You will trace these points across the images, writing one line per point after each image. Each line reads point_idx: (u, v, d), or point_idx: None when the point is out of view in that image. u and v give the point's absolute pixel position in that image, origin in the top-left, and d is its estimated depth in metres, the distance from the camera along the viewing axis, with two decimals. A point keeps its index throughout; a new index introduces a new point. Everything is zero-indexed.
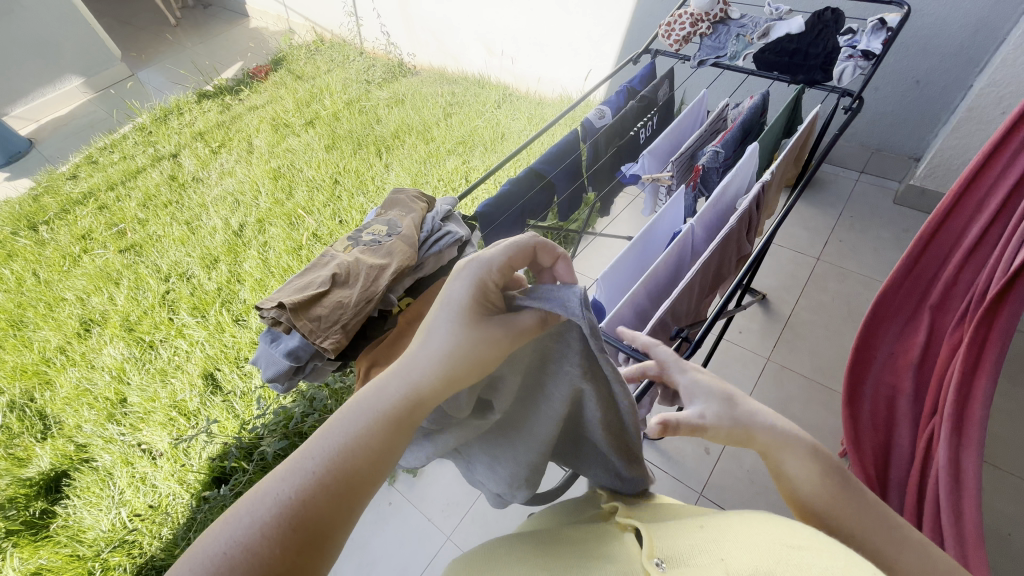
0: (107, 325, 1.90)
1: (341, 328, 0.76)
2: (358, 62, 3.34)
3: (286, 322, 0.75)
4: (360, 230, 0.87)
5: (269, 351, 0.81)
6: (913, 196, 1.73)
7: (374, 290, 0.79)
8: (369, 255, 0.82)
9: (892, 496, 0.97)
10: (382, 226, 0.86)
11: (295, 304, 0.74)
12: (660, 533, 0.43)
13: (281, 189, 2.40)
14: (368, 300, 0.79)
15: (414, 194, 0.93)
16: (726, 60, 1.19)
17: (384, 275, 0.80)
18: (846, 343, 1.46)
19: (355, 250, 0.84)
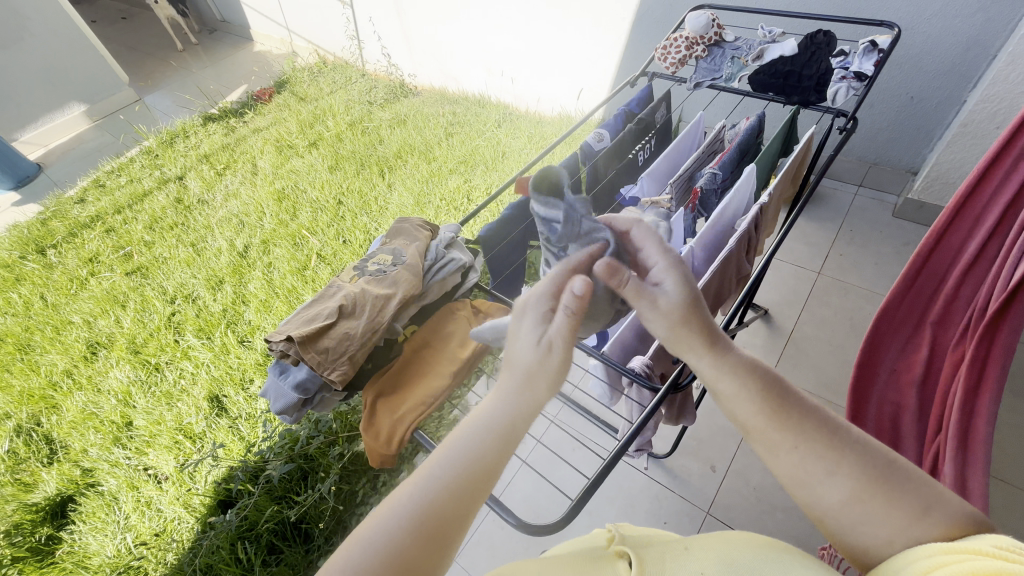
0: (114, 348, 1.92)
1: (348, 359, 0.76)
2: (359, 83, 3.40)
3: (294, 355, 0.75)
4: (366, 259, 0.86)
5: (278, 383, 0.81)
6: (911, 210, 1.74)
7: (380, 320, 0.79)
8: (376, 285, 0.81)
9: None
10: (387, 255, 0.86)
11: (303, 337, 0.74)
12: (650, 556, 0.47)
13: (286, 210, 2.43)
14: (374, 331, 0.79)
15: (419, 221, 0.92)
16: (721, 82, 1.22)
17: (390, 304, 0.80)
18: (849, 357, 1.46)
19: (361, 280, 0.83)
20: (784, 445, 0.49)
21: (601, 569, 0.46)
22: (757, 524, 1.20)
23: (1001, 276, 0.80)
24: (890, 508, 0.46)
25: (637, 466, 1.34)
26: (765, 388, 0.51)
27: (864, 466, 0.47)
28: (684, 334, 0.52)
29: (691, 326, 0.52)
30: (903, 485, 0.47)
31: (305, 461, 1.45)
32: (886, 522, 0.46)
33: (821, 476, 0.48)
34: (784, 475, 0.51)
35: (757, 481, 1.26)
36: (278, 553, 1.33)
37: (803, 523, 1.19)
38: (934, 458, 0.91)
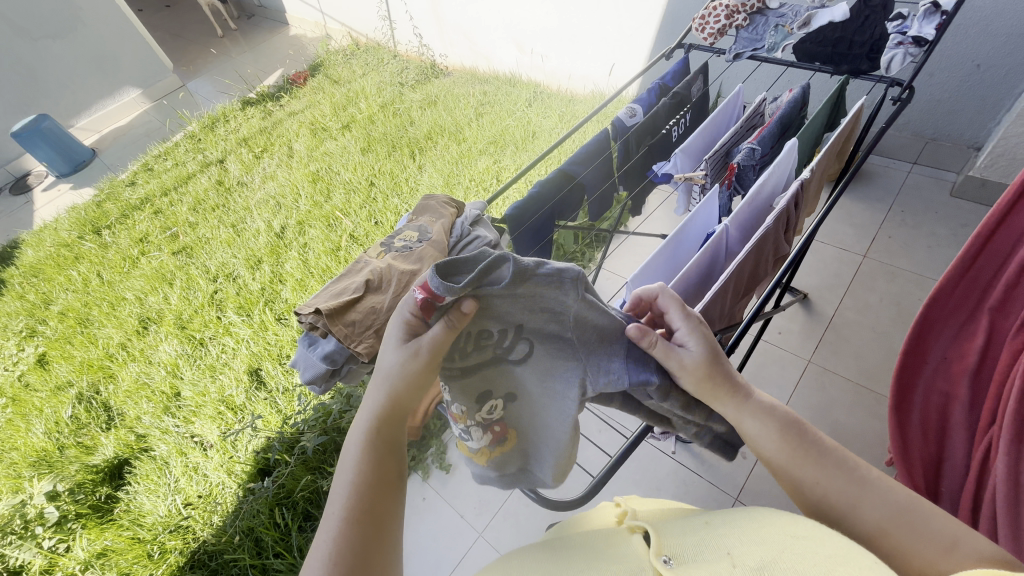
0: (163, 323, 2.03)
1: (374, 333, 0.78)
2: (391, 64, 3.40)
3: (322, 327, 0.77)
4: (392, 236, 0.85)
5: (308, 355, 0.83)
6: (972, 189, 1.62)
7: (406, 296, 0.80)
8: (401, 261, 0.81)
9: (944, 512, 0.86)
10: (413, 232, 0.84)
11: (330, 309, 0.75)
12: (668, 535, 0.45)
13: (320, 192, 2.49)
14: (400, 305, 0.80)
15: (444, 198, 0.90)
16: (763, 52, 1.14)
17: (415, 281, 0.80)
18: (895, 345, 1.38)
19: (388, 257, 0.83)
20: (804, 479, 0.50)
21: (617, 546, 0.45)
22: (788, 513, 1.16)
23: None
24: (918, 543, 0.44)
25: (665, 450, 1.32)
26: (786, 429, 0.51)
27: (886, 500, 0.47)
28: (716, 386, 0.53)
29: (715, 385, 0.53)
30: (927, 521, 0.45)
31: (338, 434, 1.50)
32: (917, 556, 0.44)
33: (848, 509, 0.47)
34: (810, 510, 0.50)
35: None
36: (313, 519, 1.39)
37: None
38: (985, 451, 0.80)
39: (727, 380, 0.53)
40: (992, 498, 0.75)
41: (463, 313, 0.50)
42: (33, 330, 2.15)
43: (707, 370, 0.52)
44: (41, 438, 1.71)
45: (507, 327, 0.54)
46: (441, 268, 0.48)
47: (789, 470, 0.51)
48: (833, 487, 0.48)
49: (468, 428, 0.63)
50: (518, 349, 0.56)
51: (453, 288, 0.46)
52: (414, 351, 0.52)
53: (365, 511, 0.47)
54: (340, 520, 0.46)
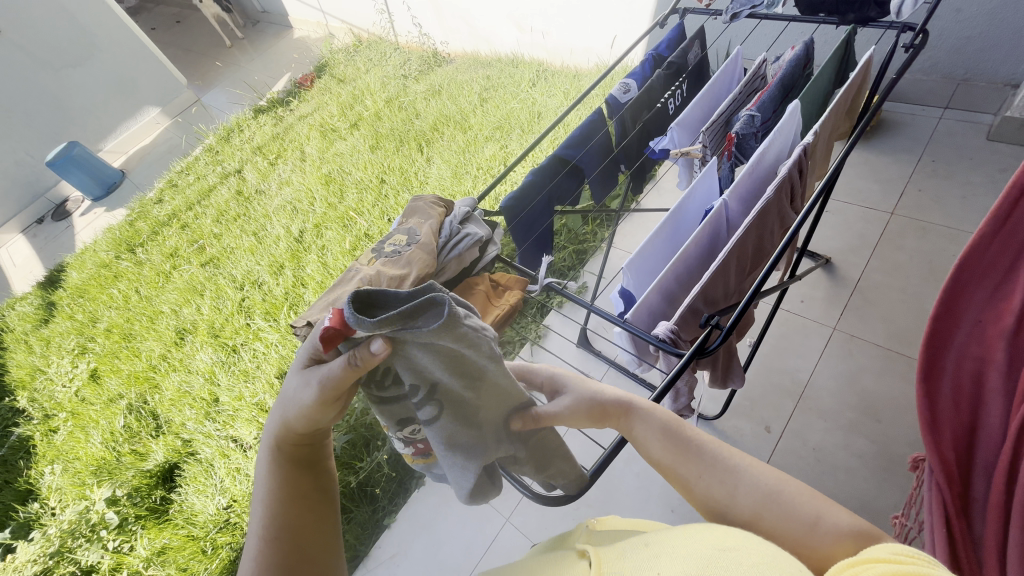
0: (198, 333, 2.14)
1: None
2: (394, 57, 3.38)
3: None
4: (381, 241, 0.74)
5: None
6: (1011, 130, 1.49)
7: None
8: (390, 266, 0.70)
9: (977, 483, 0.81)
10: (402, 235, 0.74)
11: None
12: (609, 557, 0.45)
13: (334, 193, 2.53)
14: None
15: (432, 199, 0.80)
16: (762, 10, 1.07)
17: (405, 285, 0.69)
18: (927, 306, 1.31)
19: (378, 263, 0.71)
20: (690, 477, 0.51)
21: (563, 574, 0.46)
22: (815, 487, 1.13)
23: None
24: (788, 526, 0.46)
25: None
26: (666, 430, 0.53)
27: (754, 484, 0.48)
28: (603, 413, 0.56)
29: (599, 410, 0.56)
30: (797, 504, 0.46)
31: (365, 430, 1.55)
32: (788, 539, 0.45)
33: (730, 501, 0.49)
34: (697, 507, 0.51)
35: (816, 441, 1.19)
36: (347, 512, 1.41)
37: (868, 484, 1.11)
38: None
39: (614, 400, 0.56)
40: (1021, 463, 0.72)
41: (373, 355, 0.46)
42: (84, 347, 2.29)
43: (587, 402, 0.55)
44: (99, 448, 1.83)
45: (419, 384, 0.52)
46: (362, 296, 0.43)
47: (674, 468, 0.52)
48: (710, 480, 0.50)
49: (394, 438, 0.66)
50: (426, 411, 0.54)
51: (368, 322, 0.41)
52: (308, 381, 0.49)
53: (284, 528, 0.49)
54: (257, 544, 0.48)
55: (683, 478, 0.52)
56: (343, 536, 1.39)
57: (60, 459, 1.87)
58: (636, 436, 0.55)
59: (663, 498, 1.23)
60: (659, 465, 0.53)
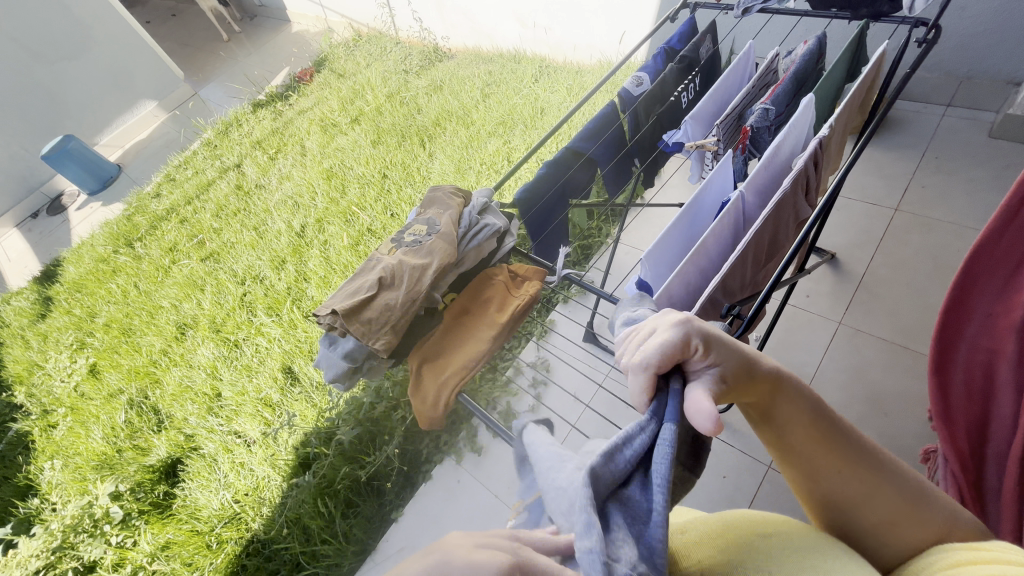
0: (198, 328, 2.12)
1: (391, 329, 0.66)
2: (395, 52, 3.36)
3: (341, 328, 0.66)
4: (401, 231, 0.75)
5: (328, 354, 0.74)
6: (1013, 127, 1.51)
7: (420, 291, 0.68)
8: (411, 256, 0.70)
9: (989, 472, 0.82)
10: (422, 225, 0.74)
11: (346, 309, 0.64)
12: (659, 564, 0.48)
13: (335, 188, 2.52)
14: (415, 300, 0.67)
15: (451, 188, 0.81)
16: (774, 4, 1.08)
17: (427, 274, 0.68)
18: (933, 300, 1.33)
19: (398, 253, 0.71)
20: (829, 470, 0.48)
21: None
22: None
23: None
24: (916, 532, 0.48)
25: None
26: (818, 417, 0.48)
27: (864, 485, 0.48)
28: (748, 383, 0.47)
29: (751, 380, 0.47)
30: (930, 507, 0.48)
31: (371, 424, 1.54)
32: (908, 539, 0.48)
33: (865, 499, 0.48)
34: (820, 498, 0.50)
35: None
36: (354, 506, 1.45)
37: None
38: None
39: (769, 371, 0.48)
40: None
41: None
42: (83, 342, 2.27)
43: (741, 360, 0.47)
44: (100, 443, 1.82)
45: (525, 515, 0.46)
46: None
47: (815, 459, 0.48)
48: (855, 478, 0.48)
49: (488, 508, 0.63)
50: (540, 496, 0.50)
51: None
52: None
53: None
54: None
55: (821, 472, 0.48)
56: (351, 529, 1.39)
57: (60, 455, 1.86)
58: (781, 417, 0.48)
59: None
60: (798, 452, 0.48)
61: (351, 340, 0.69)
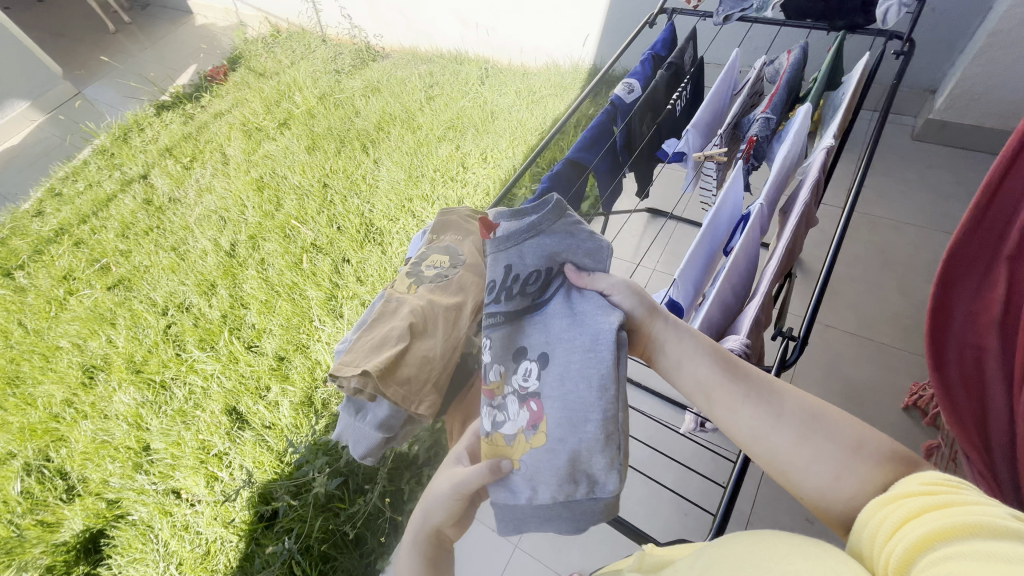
0: (112, 370, 1.80)
1: (435, 387, 0.57)
2: (322, 50, 3.11)
3: (371, 392, 0.55)
4: (419, 262, 0.65)
5: (356, 424, 0.63)
6: (933, 131, 1.68)
7: (459, 336, 0.59)
8: (442, 294, 0.60)
9: (998, 465, 0.86)
10: (444, 254, 0.65)
11: (380, 369, 0.54)
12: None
13: (269, 200, 2.27)
14: (457, 348, 0.58)
15: (468, 210, 0.70)
16: (752, 13, 1.08)
17: (464, 315, 0.60)
18: (887, 292, 1.43)
19: (424, 290, 0.61)
20: (794, 454, 0.48)
21: None
22: None
23: None
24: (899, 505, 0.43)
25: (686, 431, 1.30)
26: (771, 405, 0.50)
27: (797, 412, 0.49)
28: (721, 365, 0.53)
29: (719, 365, 0.53)
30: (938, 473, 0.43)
31: (344, 465, 1.39)
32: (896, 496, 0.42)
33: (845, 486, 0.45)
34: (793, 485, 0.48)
35: None
36: (331, 561, 1.29)
37: None
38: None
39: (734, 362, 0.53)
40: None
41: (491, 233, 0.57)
42: None
43: (707, 350, 0.54)
44: None
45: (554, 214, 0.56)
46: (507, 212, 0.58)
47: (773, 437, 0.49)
48: (827, 459, 0.46)
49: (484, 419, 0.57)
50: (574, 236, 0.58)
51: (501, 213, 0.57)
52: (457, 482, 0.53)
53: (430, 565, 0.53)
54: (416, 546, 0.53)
55: (790, 453, 0.48)
56: None
57: None
58: (739, 405, 0.51)
59: (675, 502, 1.23)
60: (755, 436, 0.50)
61: (382, 404, 0.59)
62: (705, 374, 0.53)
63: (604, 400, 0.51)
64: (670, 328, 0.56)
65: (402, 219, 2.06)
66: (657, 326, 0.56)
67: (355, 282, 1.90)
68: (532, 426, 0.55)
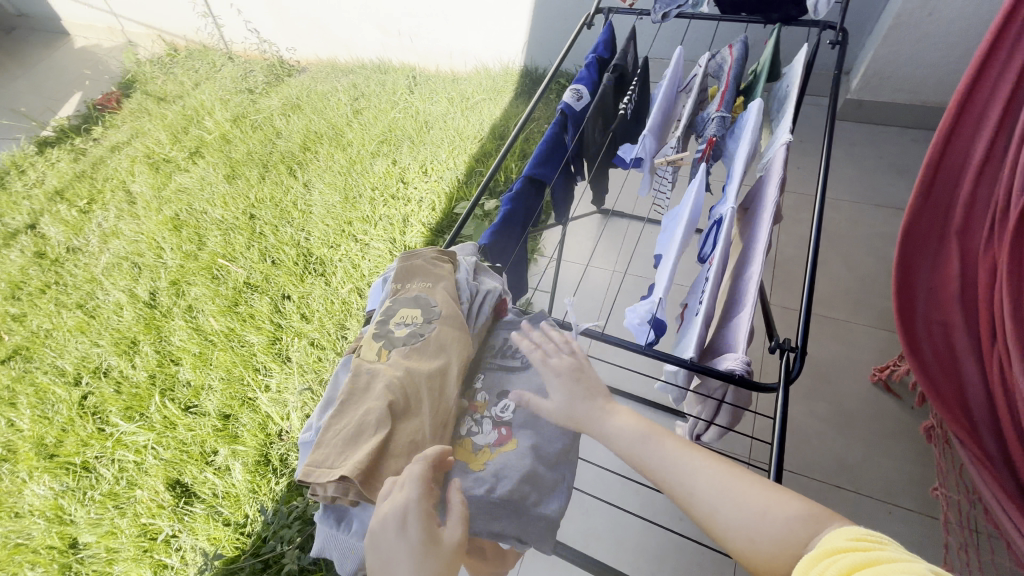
0: (18, 459, 1.53)
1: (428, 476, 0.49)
2: (229, 68, 2.85)
3: (354, 497, 0.47)
4: (386, 322, 0.58)
5: (340, 535, 0.54)
6: (851, 110, 1.77)
7: (447, 407, 0.52)
8: (419, 360, 0.54)
9: (985, 439, 0.91)
10: (413, 309, 0.58)
11: (360, 468, 0.46)
12: None
13: (188, 238, 2.05)
14: (445, 423, 0.51)
15: (433, 253, 0.64)
16: (689, 9, 1.07)
17: (449, 381, 0.54)
18: (833, 268, 1.50)
19: (396, 357, 0.54)
20: (712, 511, 0.45)
21: None
22: (797, 455, 1.22)
23: (1015, 176, 0.85)
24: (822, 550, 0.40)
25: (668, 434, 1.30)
26: (682, 461, 0.48)
27: (709, 484, 0.46)
28: (631, 425, 0.52)
29: (628, 426, 0.52)
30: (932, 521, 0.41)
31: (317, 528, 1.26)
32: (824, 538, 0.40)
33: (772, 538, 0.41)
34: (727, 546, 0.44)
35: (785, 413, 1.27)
36: None
37: (836, 442, 1.23)
38: (999, 368, 0.87)
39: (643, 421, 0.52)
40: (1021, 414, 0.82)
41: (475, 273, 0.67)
42: None
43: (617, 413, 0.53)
44: None
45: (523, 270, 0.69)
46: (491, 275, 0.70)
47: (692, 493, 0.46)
48: (745, 513, 0.43)
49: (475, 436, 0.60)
50: None
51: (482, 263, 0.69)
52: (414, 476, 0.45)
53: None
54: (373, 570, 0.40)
55: (711, 514, 0.45)
56: None
57: None
58: (654, 466, 0.49)
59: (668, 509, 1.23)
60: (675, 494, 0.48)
61: (368, 504, 0.50)
62: (623, 434, 0.52)
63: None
64: (577, 389, 0.56)
65: (343, 245, 1.92)
66: (565, 385, 0.57)
67: (300, 320, 1.74)
68: (498, 443, 0.59)
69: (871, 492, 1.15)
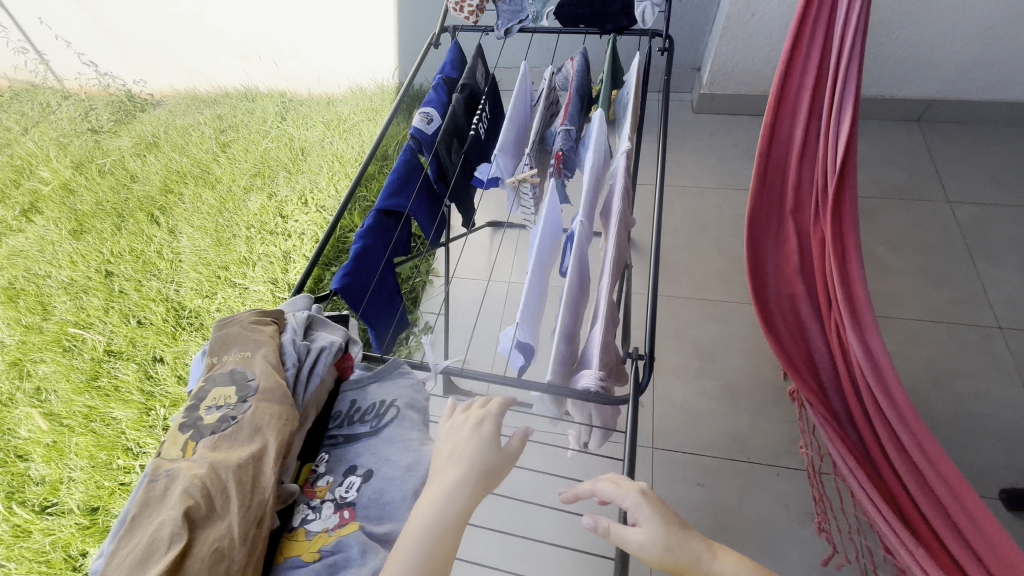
0: None
1: None
2: (65, 107, 2.51)
3: None
4: (199, 409, 0.55)
5: None
6: (706, 103, 1.92)
7: (262, 499, 0.48)
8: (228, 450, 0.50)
9: (833, 398, 0.97)
10: (229, 390, 0.55)
11: None
12: None
13: (28, 309, 1.76)
14: (260, 518, 0.47)
15: (251, 317, 0.62)
16: (530, 24, 1.08)
17: (265, 467, 0.50)
18: (706, 253, 1.60)
19: (202, 451, 0.51)
20: None
21: None
22: (695, 437, 1.28)
23: (827, 158, 0.96)
24: None
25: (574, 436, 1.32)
26: None
27: None
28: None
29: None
30: None
31: None
32: None
33: None
34: None
35: (680, 399, 1.33)
36: None
37: (726, 417, 1.31)
38: (837, 333, 0.94)
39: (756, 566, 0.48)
40: (859, 373, 0.89)
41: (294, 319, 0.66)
42: None
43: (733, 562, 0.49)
44: None
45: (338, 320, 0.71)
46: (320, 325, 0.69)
47: None
48: None
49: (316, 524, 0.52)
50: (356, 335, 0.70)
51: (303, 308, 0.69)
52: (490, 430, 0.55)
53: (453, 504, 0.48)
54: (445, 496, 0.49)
55: None
56: None
57: None
58: None
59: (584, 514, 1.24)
60: None
61: None
62: None
63: (411, 479, 0.53)
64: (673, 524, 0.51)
65: (219, 292, 1.75)
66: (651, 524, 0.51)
67: (177, 384, 1.56)
68: (339, 526, 0.51)
69: (760, 458, 1.24)
